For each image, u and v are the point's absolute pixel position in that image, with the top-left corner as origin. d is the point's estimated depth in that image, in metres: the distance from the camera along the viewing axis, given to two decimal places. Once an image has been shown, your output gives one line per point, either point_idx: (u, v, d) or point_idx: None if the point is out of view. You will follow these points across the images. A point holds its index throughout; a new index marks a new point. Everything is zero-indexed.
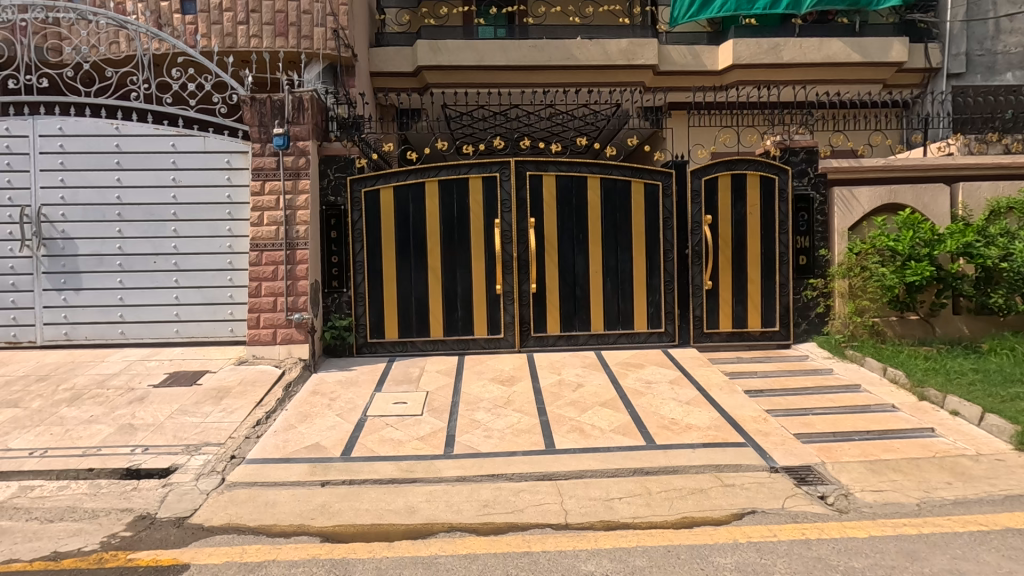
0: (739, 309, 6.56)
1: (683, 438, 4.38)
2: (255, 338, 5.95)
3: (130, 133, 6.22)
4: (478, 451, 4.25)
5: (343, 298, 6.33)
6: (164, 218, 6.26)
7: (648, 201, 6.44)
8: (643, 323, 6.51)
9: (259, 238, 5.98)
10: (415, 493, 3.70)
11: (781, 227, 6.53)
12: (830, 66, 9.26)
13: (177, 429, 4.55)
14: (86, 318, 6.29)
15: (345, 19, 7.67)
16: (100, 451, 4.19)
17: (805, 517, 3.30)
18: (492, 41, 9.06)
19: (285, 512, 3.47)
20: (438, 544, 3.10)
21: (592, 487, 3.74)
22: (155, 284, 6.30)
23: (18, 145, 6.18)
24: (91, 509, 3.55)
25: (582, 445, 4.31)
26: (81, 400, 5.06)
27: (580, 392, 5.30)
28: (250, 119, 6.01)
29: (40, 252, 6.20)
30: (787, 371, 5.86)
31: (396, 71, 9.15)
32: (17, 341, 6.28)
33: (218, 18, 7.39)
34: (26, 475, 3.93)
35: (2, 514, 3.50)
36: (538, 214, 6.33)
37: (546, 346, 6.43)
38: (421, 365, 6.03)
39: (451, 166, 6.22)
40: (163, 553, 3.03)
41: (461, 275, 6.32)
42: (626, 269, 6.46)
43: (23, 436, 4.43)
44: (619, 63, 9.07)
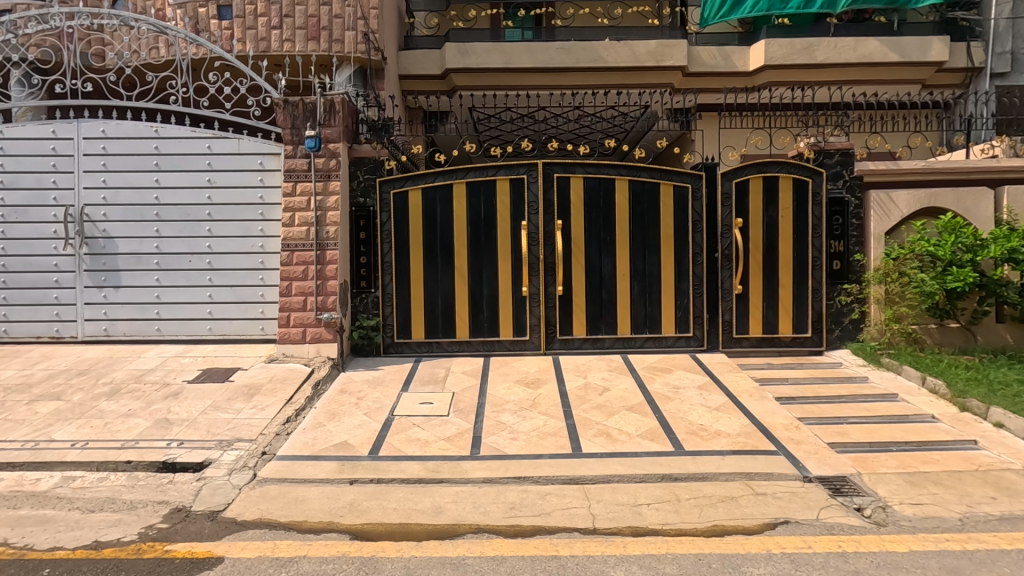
0: (770, 315, 6.43)
1: (713, 445, 4.31)
2: (285, 337, 6.04)
3: (168, 135, 6.40)
4: (504, 453, 4.25)
5: (371, 298, 6.40)
6: (199, 218, 6.42)
7: (677, 204, 6.36)
8: (671, 327, 6.42)
9: (291, 239, 6.09)
10: (441, 494, 3.71)
11: (815, 231, 6.38)
12: (866, 66, 9.02)
13: (210, 425, 4.66)
14: (124, 315, 6.48)
15: (376, 23, 7.74)
16: (138, 444, 4.32)
17: (841, 529, 3.21)
18: (519, 43, 9.07)
19: (314, 509, 3.52)
20: (465, 545, 3.10)
21: (620, 492, 3.70)
22: (190, 282, 6.46)
23: (64, 147, 6.41)
24: (129, 500, 3.65)
25: (609, 449, 4.28)
26: (119, 394, 5.22)
27: (607, 396, 5.26)
28: (283, 121, 6.14)
29: (82, 250, 6.42)
30: (819, 378, 5.73)
31: (424, 74, 9.22)
32: (59, 336, 6.50)
33: (253, 23, 7.57)
34: (69, 466, 4.07)
35: (46, 503, 3.62)
36: (566, 216, 6.31)
37: (572, 349, 6.40)
38: (446, 366, 6.06)
39: (479, 168, 6.25)
40: (198, 546, 3.10)
41: (487, 276, 6.34)
42: (654, 272, 6.39)
43: (65, 428, 4.58)
44: (647, 65, 8.99)
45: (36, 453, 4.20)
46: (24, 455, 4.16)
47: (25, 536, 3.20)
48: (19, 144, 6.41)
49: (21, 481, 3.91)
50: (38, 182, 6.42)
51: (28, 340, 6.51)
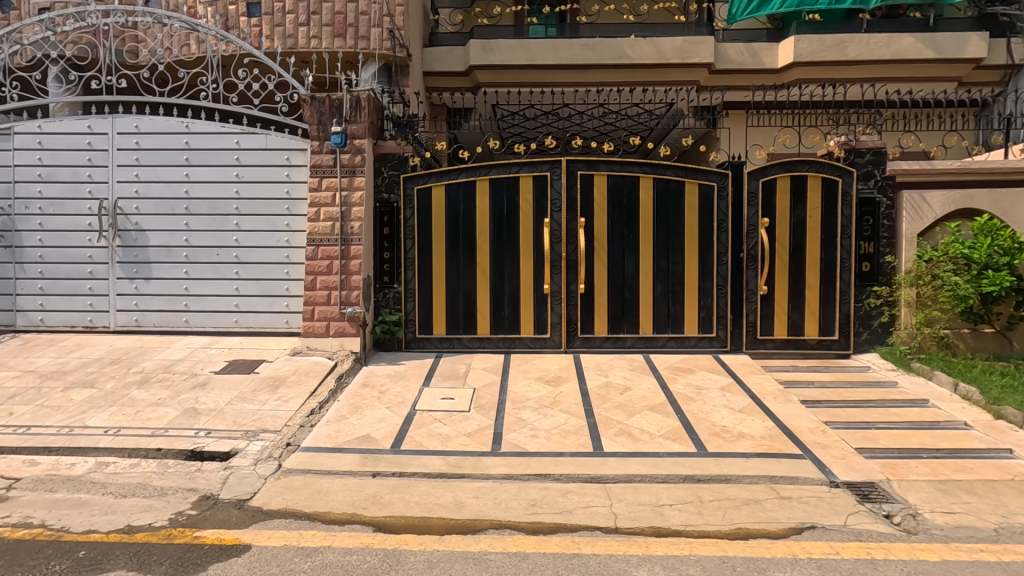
0: (796, 317, 6.32)
1: (736, 447, 4.26)
2: (309, 330, 6.15)
3: (198, 131, 6.53)
4: (525, 450, 4.25)
5: (393, 294, 6.44)
6: (227, 212, 6.55)
7: (702, 202, 6.29)
8: (694, 327, 6.36)
9: (316, 234, 6.17)
10: (463, 489, 3.73)
11: (844, 232, 6.24)
12: (899, 63, 8.80)
13: (236, 415, 4.75)
14: (154, 306, 6.64)
15: (401, 19, 7.79)
16: (167, 433, 4.42)
17: (870, 536, 3.15)
18: (543, 40, 9.04)
19: (338, 501, 3.57)
20: (487, 540, 3.11)
21: (642, 492, 3.68)
22: (217, 275, 6.59)
23: (99, 141, 6.59)
24: (160, 487, 3.75)
25: (631, 449, 4.25)
26: (149, 383, 5.35)
27: (628, 395, 5.23)
28: (310, 117, 6.21)
29: (115, 242, 6.59)
30: (846, 382, 5.61)
31: (448, 70, 9.24)
32: (92, 326, 6.68)
33: (281, 20, 7.67)
34: (102, 452, 4.19)
35: (81, 488, 3.73)
36: (589, 213, 6.28)
37: (593, 347, 6.37)
38: (467, 362, 6.09)
39: (502, 165, 6.25)
40: (226, 533, 3.16)
41: (509, 273, 6.34)
42: (677, 271, 6.33)
43: (98, 415, 4.71)
44: (673, 62, 8.92)
45: (71, 438, 4.33)
46: (60, 440, 4.30)
47: (61, 518, 3.31)
48: (56, 139, 6.60)
49: (57, 465, 4.04)
50: (74, 175, 6.61)
51: (63, 329, 6.70)
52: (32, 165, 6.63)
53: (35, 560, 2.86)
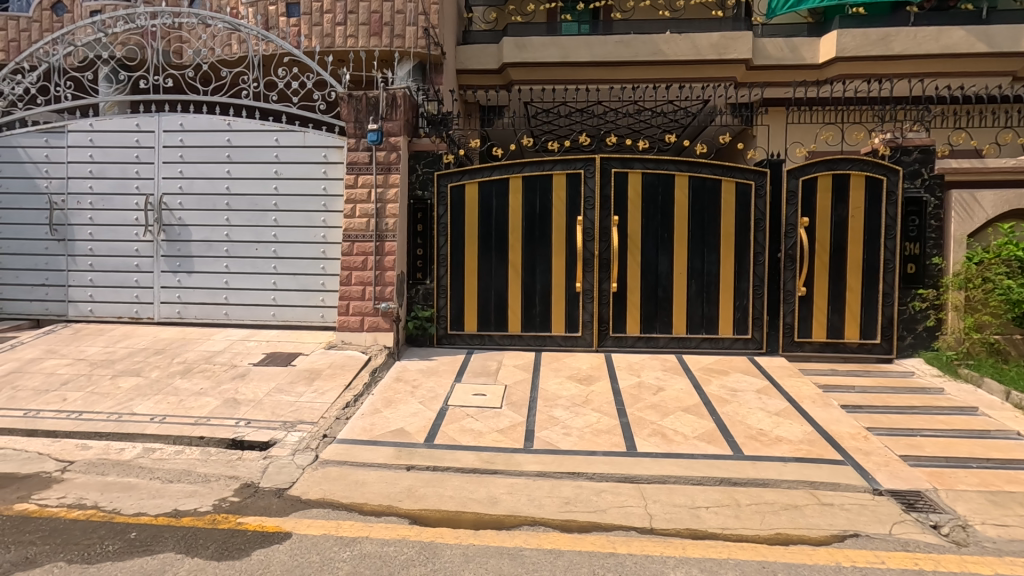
0: (835, 319, 6.15)
1: (773, 450, 4.17)
2: (344, 324, 6.23)
3: (240, 128, 6.70)
4: (558, 448, 4.25)
5: (425, 290, 6.51)
6: (266, 208, 6.70)
7: (739, 201, 6.17)
8: (729, 328, 6.25)
9: (351, 230, 6.26)
10: (496, 485, 3.75)
11: (888, 232, 6.04)
12: (949, 58, 8.48)
13: (275, 406, 4.86)
14: (195, 299, 6.84)
15: (436, 18, 7.83)
16: (209, 421, 4.56)
17: (917, 546, 3.05)
18: (577, 37, 9.00)
19: (374, 492, 3.63)
20: (522, 536, 3.12)
21: (677, 493, 3.64)
22: (256, 269, 6.75)
23: (146, 139, 6.82)
24: (203, 473, 3.87)
25: (665, 449, 4.21)
26: (192, 373, 5.53)
27: (661, 395, 5.17)
28: (347, 115, 6.31)
29: (160, 237, 6.82)
30: (889, 387, 5.43)
31: (481, 68, 9.29)
32: (137, 317, 6.93)
33: (319, 20, 7.82)
34: (149, 438, 4.35)
35: (130, 472, 3.88)
36: (623, 211, 6.23)
37: (625, 347, 6.31)
38: (499, 359, 6.10)
39: (536, 162, 6.25)
40: (268, 520, 3.25)
41: (541, 271, 6.33)
42: (712, 271, 6.23)
43: (145, 403, 4.89)
44: (709, 58, 8.80)
45: (120, 424, 4.51)
46: (110, 426, 4.48)
47: (112, 500, 3.45)
48: (107, 136, 6.86)
49: (107, 450, 4.21)
50: (122, 172, 6.86)
51: (111, 320, 6.97)
52: (84, 161, 6.90)
53: (89, 540, 2.98)
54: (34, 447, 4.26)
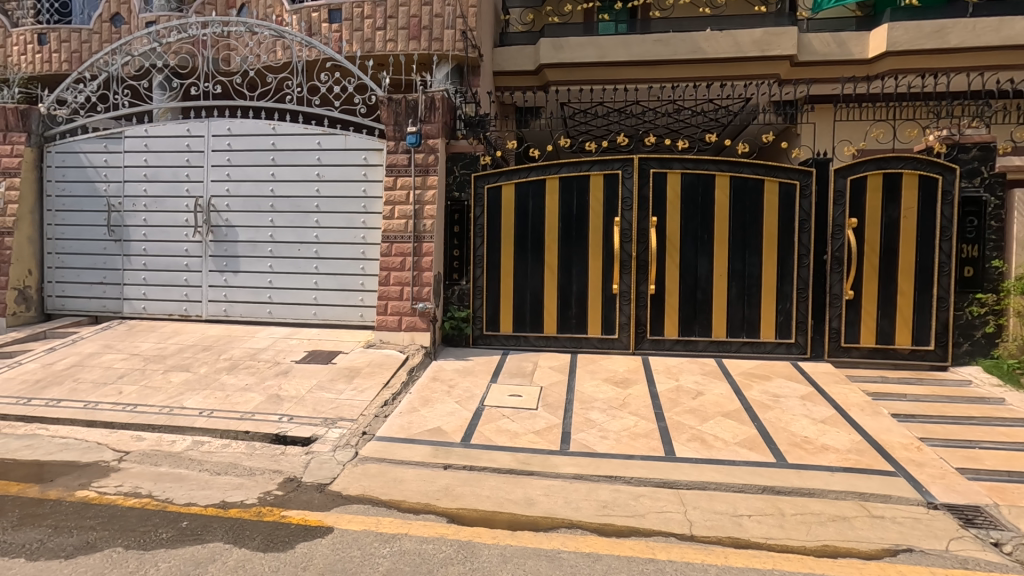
0: (885, 324, 5.91)
1: (820, 459, 4.04)
2: (382, 324, 6.34)
3: (284, 132, 6.90)
4: (594, 451, 4.21)
5: (462, 290, 6.56)
6: (308, 210, 6.88)
7: (782, 202, 6.00)
8: (771, 332, 6.08)
9: (391, 231, 6.37)
10: (533, 486, 3.75)
11: (943, 233, 5.77)
12: (1010, 49, 8.06)
13: (316, 403, 4.99)
14: (241, 297, 7.08)
15: (474, 20, 7.85)
16: (254, 417, 4.71)
17: (976, 564, 2.89)
18: (614, 37, 8.91)
19: (412, 490, 3.67)
20: (560, 539, 3.11)
21: (717, 500, 3.56)
22: (298, 269, 6.94)
23: (196, 143, 7.10)
24: (249, 467, 4.00)
25: (704, 455, 4.12)
26: (238, 369, 5.72)
27: (700, 400, 5.07)
28: (386, 118, 6.43)
29: (208, 238, 7.08)
30: (944, 397, 5.18)
31: (519, 69, 9.31)
32: (187, 314, 7.21)
33: (360, 25, 8.00)
34: (198, 432, 4.52)
35: (180, 463, 4.05)
36: (661, 212, 6.14)
37: (662, 350, 6.22)
38: (534, 360, 6.09)
39: (573, 163, 6.22)
40: (310, 514, 3.33)
41: (578, 272, 6.29)
42: (754, 273, 6.07)
43: (194, 397, 5.09)
44: (751, 55, 8.58)
45: (171, 418, 4.70)
46: (162, 419, 4.68)
47: (165, 490, 3.59)
48: (160, 142, 7.17)
49: (160, 442, 4.40)
50: (174, 175, 7.16)
51: (162, 317, 7.27)
52: (139, 166, 7.23)
53: (144, 527, 3.12)
54: (93, 437, 4.48)
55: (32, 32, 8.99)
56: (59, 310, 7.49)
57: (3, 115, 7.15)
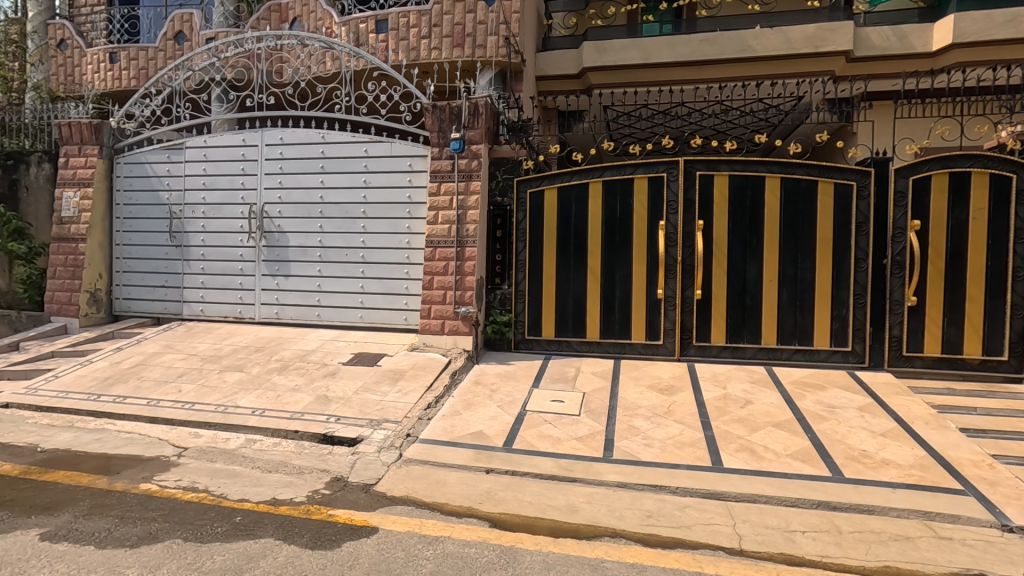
0: (952, 332, 5.58)
1: (879, 474, 3.83)
2: (426, 327, 6.43)
3: (333, 141, 7.12)
4: (638, 459, 4.14)
5: (504, 294, 6.57)
6: (355, 215, 7.07)
7: (838, 204, 5.76)
8: (825, 339, 5.83)
9: (434, 236, 6.46)
10: (575, 493, 3.71)
11: (1018, 235, 5.42)
12: None
13: (362, 404, 5.10)
14: (292, 301, 7.32)
15: (517, 26, 7.84)
16: (303, 416, 4.86)
17: None
18: (658, 38, 8.77)
19: (455, 493, 3.70)
20: (603, 548, 3.06)
21: (769, 514, 3.42)
22: (345, 273, 7.13)
23: (251, 152, 7.42)
24: (298, 466, 4.12)
25: (754, 467, 3.98)
26: (288, 370, 5.92)
27: (749, 409, 4.91)
28: (431, 125, 6.54)
29: (261, 243, 7.37)
30: (1019, 411, 4.83)
31: (561, 74, 9.29)
32: (241, 317, 7.51)
33: (405, 34, 8.18)
34: (251, 430, 4.71)
35: (234, 460, 4.21)
36: (708, 215, 6.00)
37: (709, 356, 6.05)
38: (576, 366, 6.05)
39: (616, 167, 6.15)
40: (356, 514, 3.40)
41: (621, 277, 6.21)
42: (807, 278, 5.84)
43: (247, 396, 5.30)
44: (803, 51, 8.27)
45: (226, 416, 4.91)
46: (218, 417, 4.89)
47: (220, 486, 3.75)
48: (218, 152, 7.52)
49: (216, 439, 4.60)
50: (230, 184, 7.49)
51: (219, 319, 7.60)
52: (198, 174, 7.61)
53: (201, 521, 3.25)
54: (155, 433, 4.73)
55: (105, 52, 9.61)
56: (125, 311, 7.95)
57: (78, 130, 7.67)
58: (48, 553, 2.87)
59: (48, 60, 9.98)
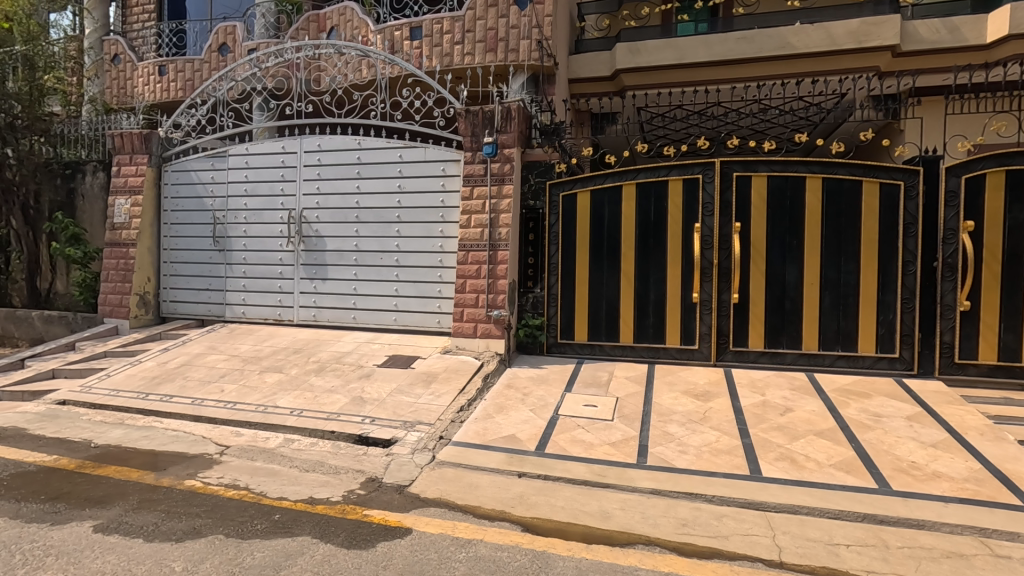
0: (1009, 339, 5.30)
1: (930, 487, 3.66)
2: (458, 330, 6.47)
3: (368, 147, 7.26)
4: (673, 466, 4.06)
5: (536, 298, 6.56)
6: (390, 220, 7.18)
7: (883, 204, 5.54)
8: (870, 345, 5.61)
9: (467, 239, 6.51)
10: (608, 499, 3.67)
11: None
12: None
13: (396, 406, 5.17)
14: (328, 303, 7.48)
15: (549, 30, 7.85)
16: (339, 417, 4.95)
17: None
18: (693, 37, 8.63)
19: (487, 496, 3.71)
20: (637, 555, 3.01)
21: (810, 526, 3.31)
22: (380, 277, 7.24)
23: (290, 159, 7.63)
24: (334, 465, 4.20)
25: (794, 476, 3.86)
26: (325, 371, 6.05)
27: (789, 416, 4.76)
28: (464, 129, 6.59)
29: (300, 247, 7.56)
30: None
31: (594, 76, 9.24)
32: (280, 319, 7.71)
33: (439, 40, 8.30)
34: (290, 430, 4.83)
35: (273, 459, 4.33)
36: (745, 218, 5.86)
37: (746, 362, 5.90)
38: (609, 370, 5.98)
39: (650, 169, 6.07)
40: (391, 515, 3.44)
41: (655, 281, 6.11)
42: (850, 281, 5.63)
43: (286, 397, 5.44)
44: (847, 47, 8.00)
45: (266, 416, 5.05)
46: (258, 417, 5.03)
47: (260, 484, 3.85)
48: (259, 159, 7.77)
49: (256, 438, 4.73)
50: (271, 190, 7.72)
51: (259, 321, 7.82)
52: (241, 181, 7.86)
53: (242, 518, 3.35)
54: (199, 431, 4.90)
55: (155, 65, 10.06)
56: (172, 313, 8.26)
57: (130, 140, 8.06)
58: (101, 545, 3.00)
59: (103, 74, 10.49)
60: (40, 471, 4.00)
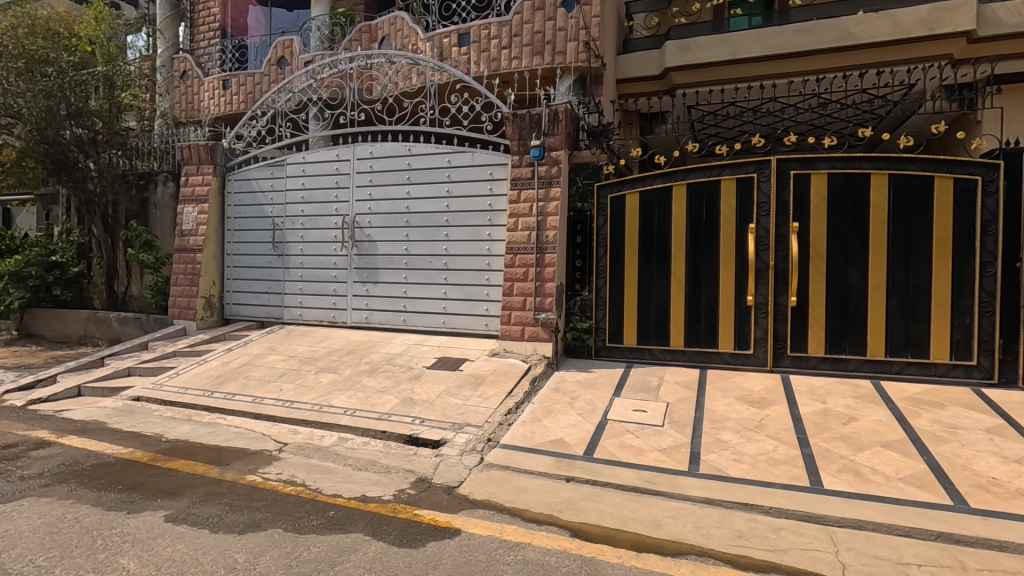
0: None
1: (1014, 507, 3.38)
2: (506, 333, 6.50)
3: (418, 153, 7.42)
4: (727, 475, 3.93)
5: (584, 301, 6.51)
6: (439, 224, 7.30)
7: (957, 202, 5.20)
8: (943, 352, 5.26)
9: (514, 242, 6.53)
10: (659, 507, 3.59)
11: None
12: None
13: (445, 408, 5.24)
14: (379, 306, 7.67)
15: (597, 31, 7.79)
16: (390, 418, 5.07)
17: None
18: (747, 32, 8.35)
19: (535, 500, 3.70)
20: (690, 566, 2.93)
21: (878, 544, 3.13)
22: (430, 280, 7.37)
23: (343, 167, 7.89)
24: (386, 465, 4.29)
25: (859, 490, 3.66)
26: (377, 372, 6.21)
27: (853, 426, 4.52)
28: (511, 134, 6.62)
29: (353, 252, 7.80)
30: None
31: (643, 75, 9.10)
32: (334, 321, 7.97)
33: (487, 46, 8.38)
34: (343, 429, 4.98)
35: (328, 457, 4.47)
36: (804, 217, 5.62)
37: (805, 368, 5.64)
38: (659, 374, 5.86)
39: (702, 168, 5.93)
40: (440, 515, 3.49)
41: (707, 283, 5.95)
42: (921, 284, 5.30)
43: (340, 397, 5.61)
44: (916, 36, 7.55)
45: (321, 415, 5.23)
46: (314, 416, 5.21)
47: (315, 481, 3.99)
48: (315, 167, 8.07)
49: (312, 436, 4.90)
50: (326, 197, 8.01)
51: (314, 323, 8.10)
52: (298, 189, 8.19)
53: (299, 513, 3.48)
54: (259, 428, 5.12)
55: (219, 80, 10.63)
56: (235, 315, 8.68)
57: (197, 152, 8.56)
58: (171, 534, 3.18)
59: (173, 90, 11.14)
60: (117, 462, 4.28)
